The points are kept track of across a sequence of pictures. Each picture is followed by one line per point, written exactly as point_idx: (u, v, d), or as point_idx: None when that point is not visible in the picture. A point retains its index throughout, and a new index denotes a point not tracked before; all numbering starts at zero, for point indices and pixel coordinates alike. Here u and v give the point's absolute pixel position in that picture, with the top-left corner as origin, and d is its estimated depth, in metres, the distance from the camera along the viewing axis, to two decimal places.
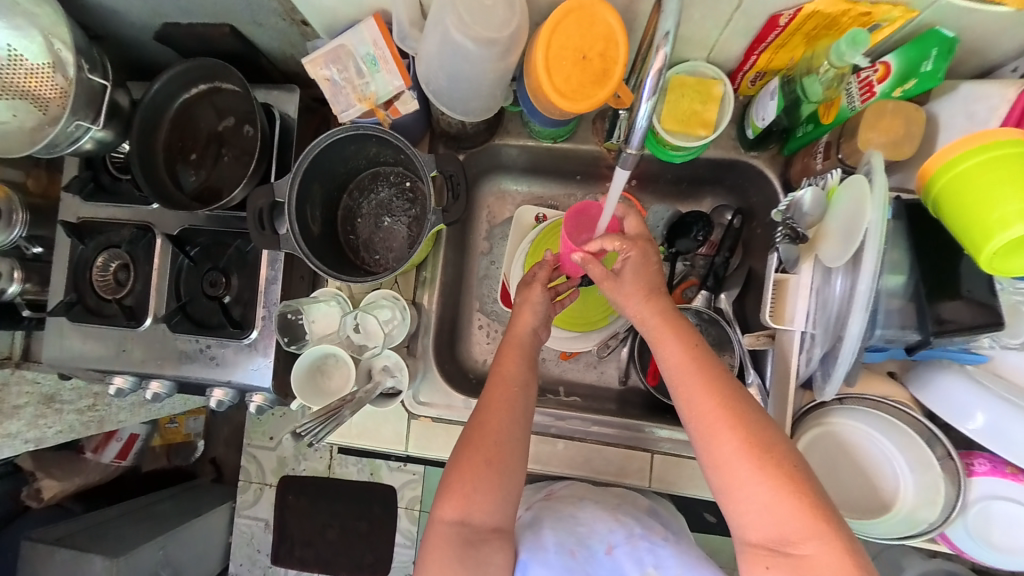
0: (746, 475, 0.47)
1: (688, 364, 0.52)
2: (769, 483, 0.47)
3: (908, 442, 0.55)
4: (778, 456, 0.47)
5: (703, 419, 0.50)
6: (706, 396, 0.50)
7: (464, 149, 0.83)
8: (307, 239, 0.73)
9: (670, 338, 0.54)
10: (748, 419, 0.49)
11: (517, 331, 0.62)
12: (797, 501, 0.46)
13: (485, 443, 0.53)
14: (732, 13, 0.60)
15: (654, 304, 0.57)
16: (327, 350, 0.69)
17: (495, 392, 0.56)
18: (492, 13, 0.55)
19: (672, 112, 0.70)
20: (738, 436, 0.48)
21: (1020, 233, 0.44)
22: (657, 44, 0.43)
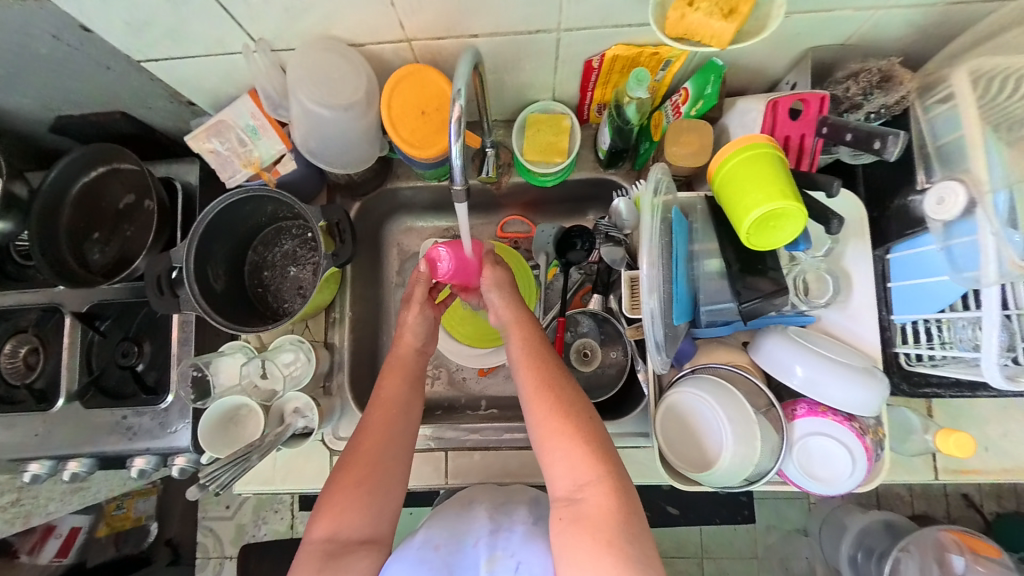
0: (557, 436, 0.56)
1: (527, 349, 0.62)
2: (568, 441, 0.55)
3: (741, 408, 0.60)
4: (580, 421, 0.56)
5: (529, 393, 0.59)
6: (535, 374, 0.60)
7: (360, 196, 0.91)
8: (209, 297, 0.78)
9: (522, 331, 0.65)
10: (569, 390, 0.59)
11: (402, 356, 0.70)
12: (591, 454, 0.54)
13: (359, 463, 0.62)
14: (556, 60, 0.70)
15: (509, 304, 0.67)
16: (236, 400, 0.74)
17: (377, 410, 0.65)
18: (340, 83, 0.63)
19: (533, 144, 0.80)
20: (552, 406, 0.57)
21: (759, 216, 0.54)
22: (452, 99, 0.51)
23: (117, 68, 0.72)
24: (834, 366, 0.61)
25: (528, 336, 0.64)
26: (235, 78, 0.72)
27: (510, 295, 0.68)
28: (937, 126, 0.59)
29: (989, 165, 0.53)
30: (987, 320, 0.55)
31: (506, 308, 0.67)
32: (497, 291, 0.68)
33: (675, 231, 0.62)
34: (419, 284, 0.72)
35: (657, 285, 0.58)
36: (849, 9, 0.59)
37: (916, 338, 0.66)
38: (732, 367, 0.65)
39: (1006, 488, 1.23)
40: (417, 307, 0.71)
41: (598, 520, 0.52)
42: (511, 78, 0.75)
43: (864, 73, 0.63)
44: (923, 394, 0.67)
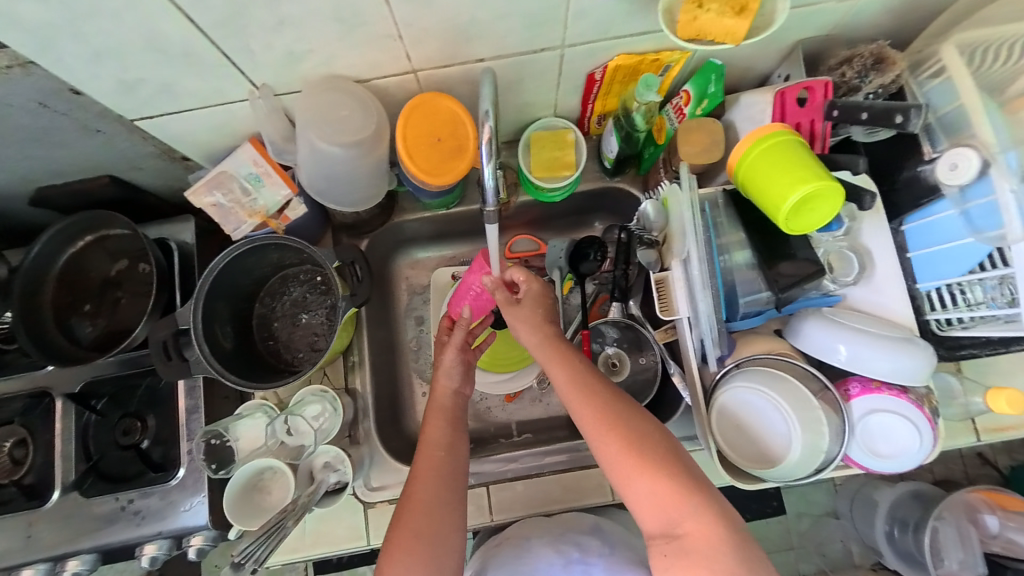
0: (637, 472, 0.53)
1: (573, 383, 0.59)
2: (647, 476, 0.53)
3: (795, 395, 0.60)
4: (655, 452, 0.54)
5: (592, 431, 0.56)
6: (592, 410, 0.57)
7: (366, 234, 0.89)
8: (219, 357, 0.74)
9: (561, 364, 0.61)
10: (633, 420, 0.56)
11: (440, 399, 0.68)
12: (676, 486, 0.52)
13: (415, 512, 0.58)
14: (557, 78, 0.72)
15: (543, 335, 0.64)
16: (261, 463, 0.69)
17: (424, 458, 0.62)
18: (350, 120, 0.62)
19: (539, 161, 0.81)
20: (620, 441, 0.54)
21: (796, 200, 0.54)
22: (481, 121, 0.50)
23: (106, 130, 0.68)
24: (883, 341, 0.60)
25: (568, 367, 0.60)
26: (233, 128, 0.69)
27: (541, 324, 0.65)
28: (933, 98, 0.62)
29: (993, 127, 0.56)
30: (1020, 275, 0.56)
31: (537, 343, 0.64)
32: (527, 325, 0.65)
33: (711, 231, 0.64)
34: (460, 330, 0.71)
35: (710, 280, 0.60)
36: (833, 1, 0.62)
37: (942, 303, 0.67)
38: (778, 355, 0.64)
39: (1016, 441, 1.26)
40: (455, 349, 0.70)
41: (705, 552, 0.49)
42: (512, 99, 0.75)
43: (855, 58, 0.66)
44: (957, 355, 0.68)
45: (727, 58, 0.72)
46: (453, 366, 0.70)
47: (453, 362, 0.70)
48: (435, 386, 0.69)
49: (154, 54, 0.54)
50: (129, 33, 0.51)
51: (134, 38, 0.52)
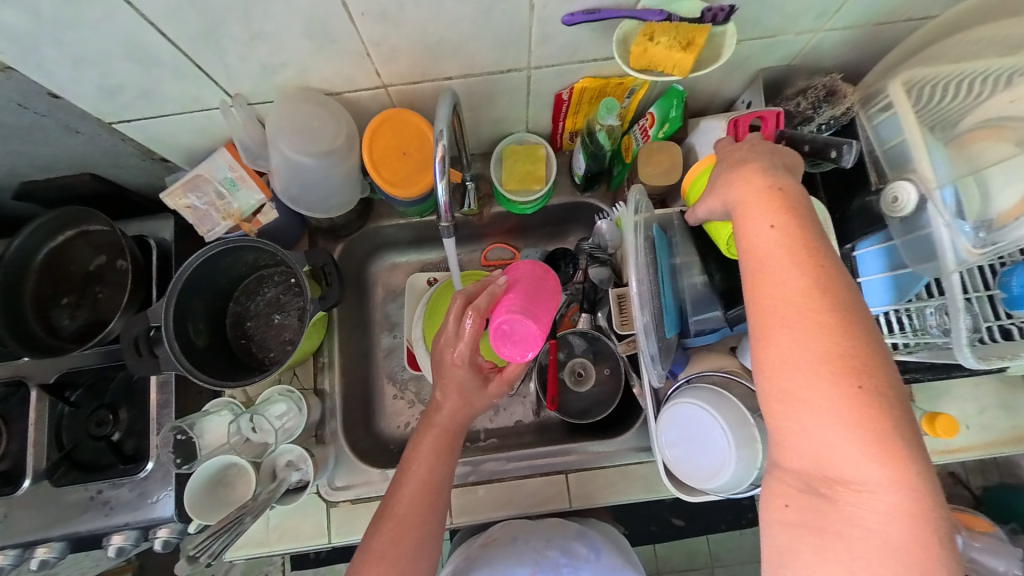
0: (792, 418, 0.43)
1: (800, 267, 0.44)
2: (839, 417, 0.41)
3: (730, 407, 0.60)
4: (821, 403, 0.41)
5: (816, 342, 0.42)
6: (821, 316, 0.42)
7: (342, 238, 0.91)
8: (191, 354, 0.76)
9: (804, 277, 0.44)
10: (809, 354, 0.42)
11: (448, 425, 0.68)
12: (839, 411, 0.41)
13: (395, 535, 0.62)
14: (527, 96, 0.74)
15: (788, 231, 0.46)
16: (224, 460, 0.70)
17: (413, 483, 0.64)
18: (321, 131, 0.64)
19: (511, 175, 0.83)
20: (830, 359, 0.41)
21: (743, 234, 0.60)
22: (436, 139, 0.52)
23: (87, 130, 0.70)
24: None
25: (806, 278, 0.44)
26: (211, 133, 0.72)
27: (787, 216, 0.47)
28: (881, 132, 0.65)
29: (932, 162, 0.59)
30: (953, 305, 0.58)
31: (775, 245, 0.46)
32: (773, 223, 0.46)
33: (661, 249, 0.66)
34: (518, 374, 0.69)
35: (649, 300, 0.60)
36: (789, 33, 0.66)
37: (890, 328, 0.69)
38: (726, 373, 0.66)
39: None
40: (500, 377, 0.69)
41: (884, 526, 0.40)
42: (487, 115, 0.78)
43: (810, 89, 0.69)
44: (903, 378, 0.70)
45: (691, 82, 0.74)
46: (481, 402, 0.69)
47: (482, 403, 0.69)
48: (435, 413, 0.68)
49: (132, 63, 0.57)
50: (107, 43, 0.54)
51: (112, 48, 0.55)
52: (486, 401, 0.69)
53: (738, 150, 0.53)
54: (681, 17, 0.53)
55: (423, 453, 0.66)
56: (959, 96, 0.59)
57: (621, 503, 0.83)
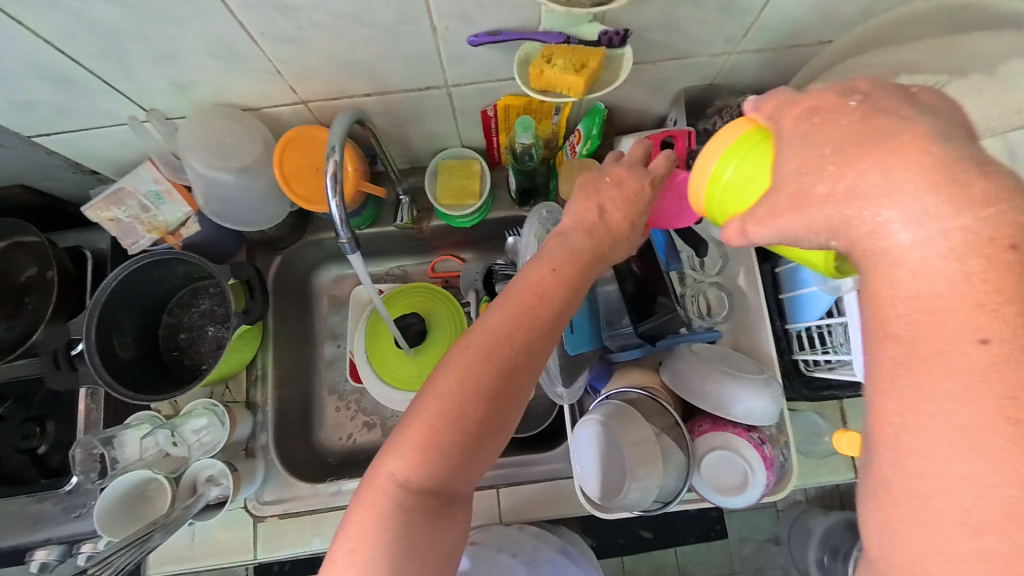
0: (921, 554, 0.29)
1: (987, 335, 0.27)
2: (1000, 564, 0.26)
3: (630, 424, 0.60)
4: (973, 542, 0.27)
5: (990, 463, 0.27)
6: (1010, 426, 0.26)
7: (280, 250, 0.90)
8: (114, 367, 0.75)
9: (995, 357, 0.27)
10: (978, 485, 0.27)
11: (555, 277, 0.48)
12: (1010, 569, 0.26)
13: (425, 431, 0.46)
14: (454, 112, 0.75)
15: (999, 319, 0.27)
16: (141, 474, 0.70)
17: (459, 368, 0.46)
18: (234, 147, 0.65)
19: (445, 189, 0.83)
20: (1002, 492, 0.26)
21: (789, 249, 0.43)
22: (327, 155, 0.51)
23: (9, 143, 0.70)
24: (728, 380, 0.63)
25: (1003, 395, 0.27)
26: (136, 146, 0.72)
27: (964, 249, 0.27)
28: None
29: None
30: (852, 324, 0.58)
31: (935, 291, 0.28)
32: (925, 251, 0.28)
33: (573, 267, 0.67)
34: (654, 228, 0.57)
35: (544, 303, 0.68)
36: (704, 55, 0.67)
37: (809, 342, 0.68)
38: (641, 391, 0.64)
39: None
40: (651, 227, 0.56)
41: None
42: (418, 130, 0.78)
43: (726, 109, 0.70)
44: (823, 396, 0.70)
45: (617, 99, 0.75)
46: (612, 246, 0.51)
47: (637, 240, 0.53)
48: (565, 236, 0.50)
49: (38, 80, 0.57)
50: (7, 61, 0.54)
51: (14, 66, 0.55)
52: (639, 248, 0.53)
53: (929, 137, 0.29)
54: (579, 41, 0.55)
55: (544, 272, 0.48)
56: None
57: (555, 519, 0.79)
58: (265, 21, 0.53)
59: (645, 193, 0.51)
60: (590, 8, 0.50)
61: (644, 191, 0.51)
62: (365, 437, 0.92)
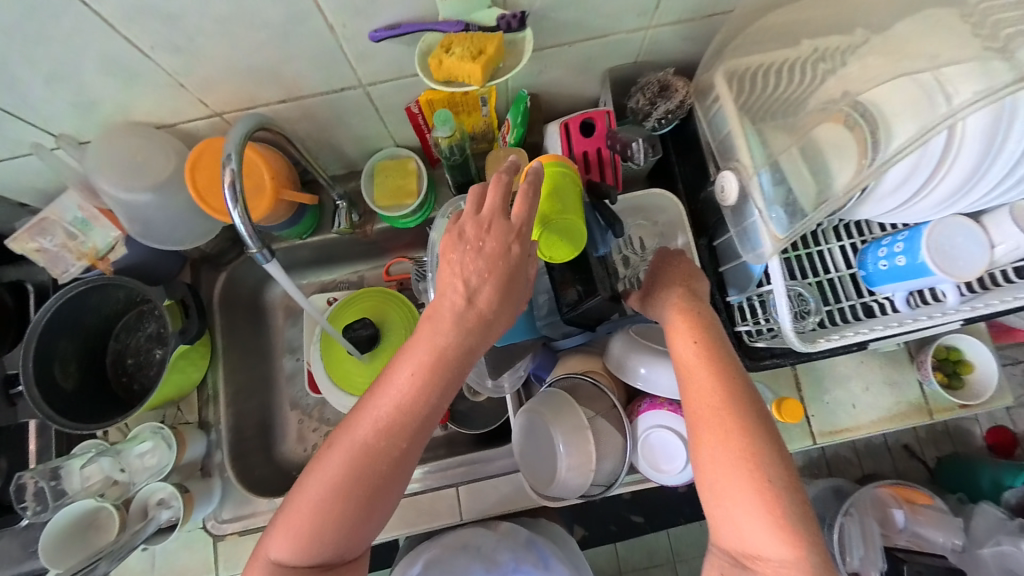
0: (711, 497, 0.50)
1: (698, 349, 0.53)
2: (740, 483, 0.48)
3: (560, 412, 0.60)
4: (724, 476, 0.49)
5: (712, 424, 0.50)
6: (715, 401, 0.50)
7: (224, 266, 0.88)
8: (54, 398, 0.74)
9: (706, 366, 0.52)
10: (719, 445, 0.49)
11: (407, 388, 0.50)
12: (740, 486, 0.48)
13: (304, 517, 0.52)
14: (378, 112, 0.73)
15: (706, 361, 0.53)
16: (87, 503, 0.69)
17: (330, 466, 0.52)
18: (147, 164, 0.65)
19: (382, 191, 0.82)
20: (725, 442, 0.49)
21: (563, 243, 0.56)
22: (223, 164, 0.50)
23: None
24: (661, 359, 0.62)
25: (725, 402, 0.50)
26: (55, 173, 0.71)
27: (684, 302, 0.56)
28: (715, 123, 0.64)
29: (751, 150, 0.58)
30: (777, 290, 0.58)
31: (682, 333, 0.54)
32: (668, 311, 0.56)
33: None
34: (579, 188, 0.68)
35: None
36: (620, 32, 0.66)
37: (744, 315, 0.68)
38: (582, 378, 0.63)
39: (940, 432, 1.27)
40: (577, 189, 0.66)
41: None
42: (345, 133, 0.76)
43: (646, 85, 0.68)
44: (763, 367, 0.67)
45: (543, 85, 0.74)
46: (475, 345, 0.50)
47: (511, 308, 0.50)
48: (421, 339, 0.49)
49: None
50: None
51: None
52: (509, 314, 0.50)
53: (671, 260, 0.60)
54: (478, 27, 0.54)
55: (402, 376, 0.50)
56: (792, 81, 0.58)
57: (514, 512, 0.78)
58: (153, 33, 0.52)
59: (506, 259, 0.48)
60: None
61: (510, 254, 0.47)
62: None
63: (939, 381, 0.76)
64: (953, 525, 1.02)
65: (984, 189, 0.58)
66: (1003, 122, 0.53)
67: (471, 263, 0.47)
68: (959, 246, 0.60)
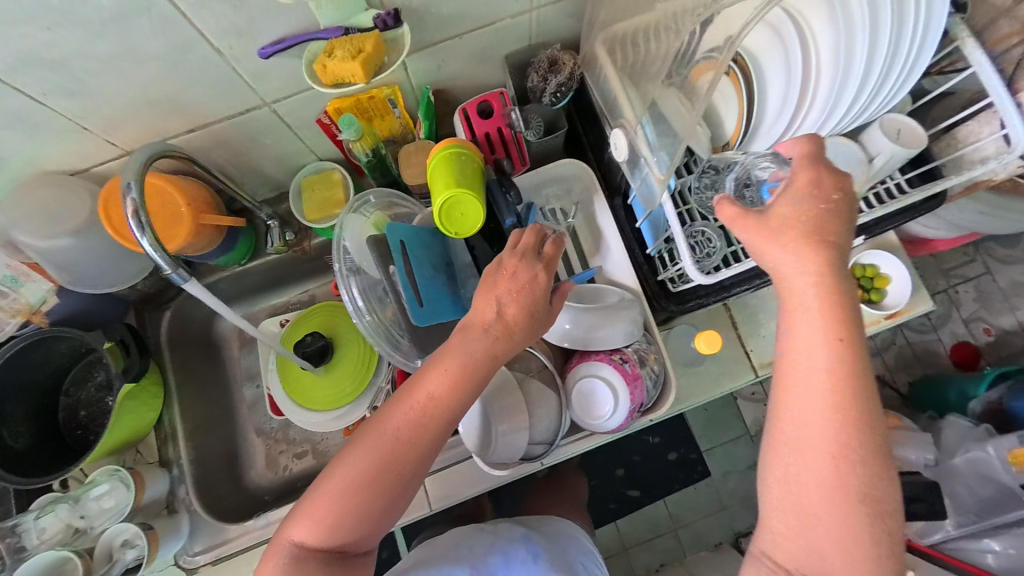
0: (792, 512, 0.45)
1: (830, 334, 0.44)
2: (833, 504, 0.43)
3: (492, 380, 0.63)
4: (817, 491, 0.43)
5: (824, 430, 0.43)
6: (827, 404, 0.43)
7: (167, 304, 0.89)
8: (5, 460, 0.74)
9: (839, 357, 0.44)
10: (826, 452, 0.43)
11: (440, 388, 0.53)
12: (829, 502, 0.43)
13: (331, 500, 0.51)
14: (291, 128, 0.75)
15: (837, 347, 0.44)
16: (46, 555, 0.68)
17: (361, 454, 0.52)
18: (59, 210, 0.66)
19: (311, 205, 0.84)
20: (831, 453, 0.43)
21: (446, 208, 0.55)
22: (124, 193, 0.52)
23: None
24: (584, 314, 0.65)
25: (839, 414, 0.43)
26: None
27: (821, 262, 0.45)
28: (603, 89, 0.68)
29: (632, 104, 0.62)
30: (673, 226, 0.61)
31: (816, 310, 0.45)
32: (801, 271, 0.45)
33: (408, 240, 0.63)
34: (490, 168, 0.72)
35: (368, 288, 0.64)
36: (506, 18, 0.68)
37: (664, 263, 0.73)
38: None
39: (909, 356, 1.37)
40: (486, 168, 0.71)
41: None
42: (263, 154, 0.78)
43: (537, 64, 0.71)
44: (691, 307, 0.70)
45: (448, 80, 0.77)
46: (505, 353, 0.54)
47: (530, 334, 0.55)
48: (463, 346, 0.53)
49: None
50: None
51: None
52: (537, 331, 0.55)
53: (818, 202, 0.46)
54: (358, 30, 0.57)
55: (438, 379, 0.52)
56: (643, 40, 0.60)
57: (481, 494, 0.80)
58: (38, 81, 0.53)
59: (536, 285, 0.54)
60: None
61: (539, 280, 0.54)
62: (298, 465, 0.93)
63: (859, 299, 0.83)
64: (922, 440, 1.07)
65: (850, 98, 0.60)
66: (840, 35, 0.57)
67: (504, 285, 0.53)
68: (835, 165, 0.66)
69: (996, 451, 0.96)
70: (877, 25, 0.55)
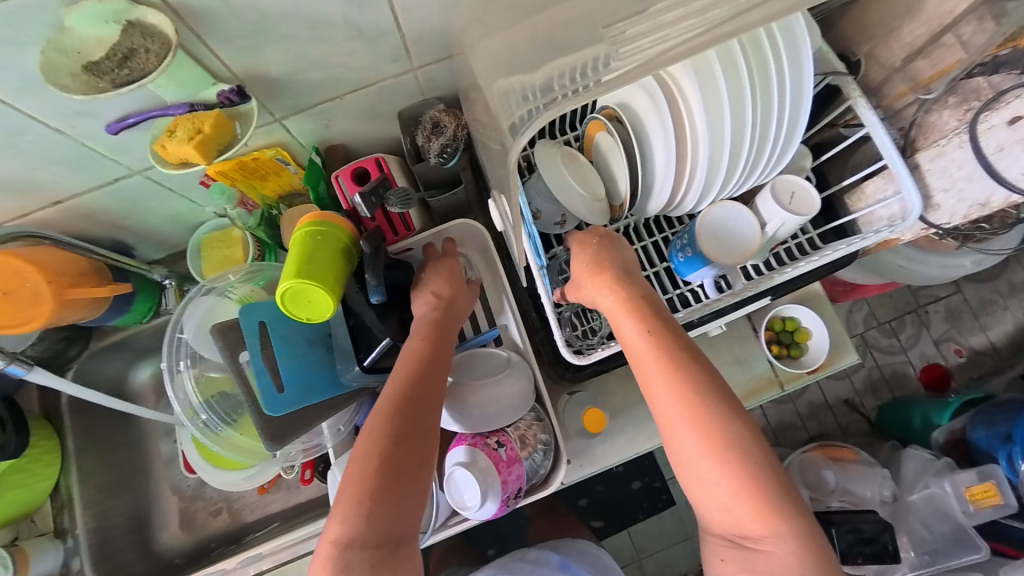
0: (694, 484, 0.49)
1: (646, 325, 0.52)
2: (718, 463, 0.47)
3: None
4: (700, 462, 0.48)
5: (678, 405, 0.49)
6: (670, 384, 0.49)
7: (66, 366, 0.85)
8: None
9: (657, 341, 0.51)
10: (688, 424, 0.48)
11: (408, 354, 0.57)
12: (712, 466, 0.47)
13: (353, 484, 0.50)
14: (174, 191, 0.71)
15: (652, 336, 0.51)
16: None
17: (366, 437, 0.53)
18: None
19: (208, 263, 0.79)
20: (693, 425, 0.48)
21: (290, 289, 0.53)
22: None
23: None
24: (461, 392, 0.64)
25: (681, 385, 0.49)
26: None
27: (620, 275, 0.55)
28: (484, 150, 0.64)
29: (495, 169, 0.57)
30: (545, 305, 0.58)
31: (626, 312, 0.53)
32: (608, 286, 0.54)
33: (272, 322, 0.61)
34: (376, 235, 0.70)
35: (203, 368, 0.71)
36: (388, 78, 0.64)
37: None
38: None
39: (879, 379, 1.24)
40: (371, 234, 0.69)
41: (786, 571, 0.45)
42: (150, 216, 0.75)
43: (421, 125, 0.68)
44: (588, 372, 0.71)
45: (341, 134, 0.73)
46: (457, 313, 0.64)
47: (464, 307, 0.65)
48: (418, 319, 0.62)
49: None
50: None
51: None
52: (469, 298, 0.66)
53: (587, 242, 0.58)
54: (206, 104, 0.54)
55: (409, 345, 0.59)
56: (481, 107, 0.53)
57: None
58: None
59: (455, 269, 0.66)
60: (111, 91, 0.46)
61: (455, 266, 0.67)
62: (213, 525, 0.90)
63: (771, 353, 0.79)
64: (878, 476, 0.99)
65: (724, 176, 0.59)
66: (703, 122, 0.54)
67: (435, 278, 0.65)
68: (726, 231, 0.62)
69: (954, 488, 0.90)
70: (740, 113, 0.53)
